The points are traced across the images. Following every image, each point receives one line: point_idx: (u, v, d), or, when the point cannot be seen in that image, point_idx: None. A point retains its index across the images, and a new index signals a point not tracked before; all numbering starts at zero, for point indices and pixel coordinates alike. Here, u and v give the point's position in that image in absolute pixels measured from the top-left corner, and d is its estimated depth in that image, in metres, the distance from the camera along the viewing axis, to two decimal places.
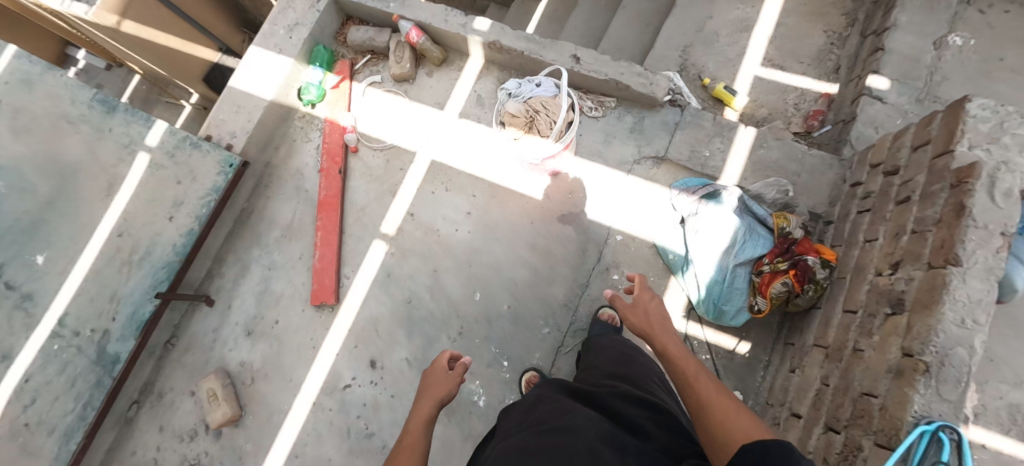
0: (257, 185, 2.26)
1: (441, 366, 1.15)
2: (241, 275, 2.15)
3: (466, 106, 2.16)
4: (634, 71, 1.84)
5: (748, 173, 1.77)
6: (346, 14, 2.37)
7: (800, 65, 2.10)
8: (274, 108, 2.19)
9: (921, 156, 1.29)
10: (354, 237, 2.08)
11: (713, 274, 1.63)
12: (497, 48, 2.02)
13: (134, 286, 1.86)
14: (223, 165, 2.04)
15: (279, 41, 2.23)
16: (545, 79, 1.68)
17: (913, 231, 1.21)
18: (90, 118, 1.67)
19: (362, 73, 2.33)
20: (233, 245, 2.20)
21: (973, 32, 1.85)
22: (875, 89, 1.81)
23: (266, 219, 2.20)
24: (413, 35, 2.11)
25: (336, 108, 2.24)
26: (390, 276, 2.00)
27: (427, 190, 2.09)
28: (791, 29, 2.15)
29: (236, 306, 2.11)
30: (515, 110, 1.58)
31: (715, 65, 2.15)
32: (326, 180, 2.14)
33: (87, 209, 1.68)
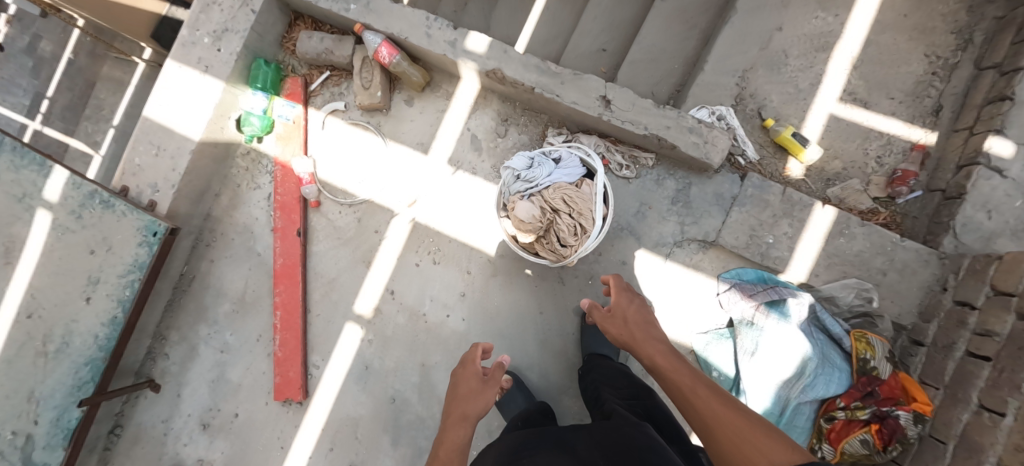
0: (199, 243, 1.82)
1: (475, 367, 1.08)
2: (189, 356, 1.79)
3: (457, 149, 1.68)
4: (683, 126, 1.36)
5: (820, 267, 1.39)
6: (293, 11, 1.77)
7: (888, 102, 1.63)
8: (206, 147, 1.69)
9: None
10: (322, 318, 1.71)
11: (769, 408, 1.30)
12: (498, 77, 1.50)
13: (53, 385, 1.58)
14: (142, 235, 1.59)
15: (203, 54, 1.67)
16: (568, 154, 1.25)
17: None
18: None
19: (320, 94, 1.79)
20: (177, 319, 1.81)
21: None
22: (995, 157, 1.35)
23: (213, 287, 1.79)
24: (381, 53, 1.56)
25: (290, 146, 1.74)
26: (368, 369, 1.66)
27: (410, 260, 1.67)
28: (883, 50, 1.64)
29: (187, 393, 1.77)
30: (527, 215, 1.13)
31: (780, 98, 1.66)
32: (281, 245, 1.70)
33: None
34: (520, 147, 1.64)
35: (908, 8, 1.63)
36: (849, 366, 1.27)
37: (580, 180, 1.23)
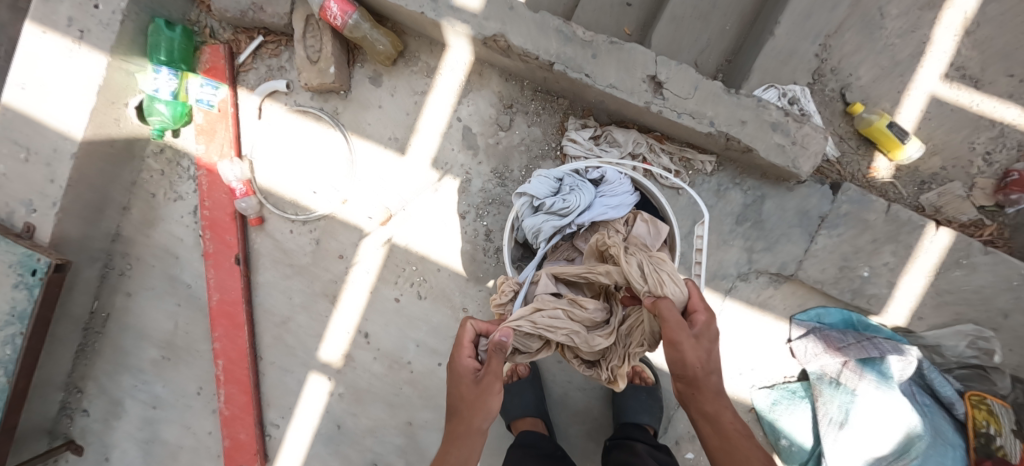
0: (108, 272, 1.39)
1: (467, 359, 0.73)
2: (113, 414, 1.42)
3: (445, 147, 1.25)
4: (764, 121, 0.97)
5: (927, 307, 1.06)
6: None
7: (1009, 79, 1.25)
8: (98, 147, 1.23)
9: None
10: (277, 367, 1.34)
11: None
12: (499, 47, 1.06)
13: None
14: (18, 274, 1.16)
15: (73, 10, 1.16)
16: (617, 175, 0.97)
17: None
18: None
19: (253, 69, 1.31)
20: (92, 367, 1.42)
21: None
22: None
23: (135, 327, 1.40)
24: (330, 11, 1.09)
25: (214, 144, 1.29)
26: (340, 429, 1.32)
27: (387, 293, 1.29)
28: (1010, 8, 1.24)
29: (115, 459, 1.42)
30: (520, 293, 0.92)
31: (869, 75, 1.27)
32: (216, 276, 1.30)
33: None
34: (529, 144, 1.22)
35: None
36: (965, 442, 0.98)
37: (629, 214, 0.95)
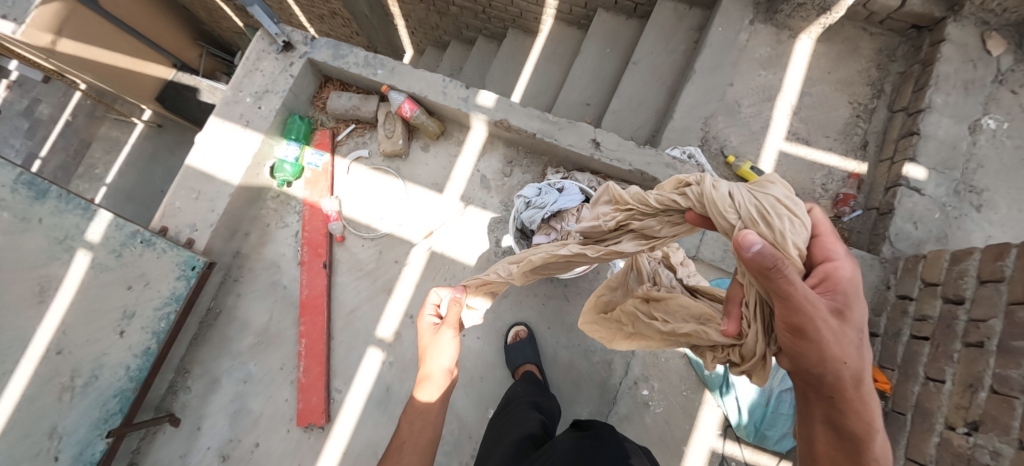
0: (225, 279, 1.94)
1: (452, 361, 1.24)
2: (210, 390, 1.84)
3: (469, 188, 1.93)
4: (662, 162, 1.65)
5: None
6: (324, 75, 2.06)
7: (826, 139, 1.99)
8: (243, 191, 1.89)
9: (992, 295, 1.18)
10: (345, 344, 1.83)
11: (755, 396, 1.48)
12: (505, 126, 1.79)
13: (76, 421, 1.60)
14: (182, 269, 1.73)
15: (245, 110, 1.92)
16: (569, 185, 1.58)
17: (993, 390, 1.10)
18: (8, 206, 1.50)
19: (345, 144, 2.05)
20: (200, 353, 1.88)
21: (1007, 115, 1.77)
22: (912, 180, 1.71)
23: (238, 320, 1.89)
24: (405, 109, 1.84)
25: (317, 189, 1.97)
26: (389, 391, 1.76)
27: (427, 285, 1.85)
28: (816, 100, 2.03)
29: (206, 427, 1.80)
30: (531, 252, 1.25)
31: (738, 139, 2.00)
32: (308, 277, 1.86)
33: (12, 323, 1.50)
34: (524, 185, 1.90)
35: (831, 67, 2.04)
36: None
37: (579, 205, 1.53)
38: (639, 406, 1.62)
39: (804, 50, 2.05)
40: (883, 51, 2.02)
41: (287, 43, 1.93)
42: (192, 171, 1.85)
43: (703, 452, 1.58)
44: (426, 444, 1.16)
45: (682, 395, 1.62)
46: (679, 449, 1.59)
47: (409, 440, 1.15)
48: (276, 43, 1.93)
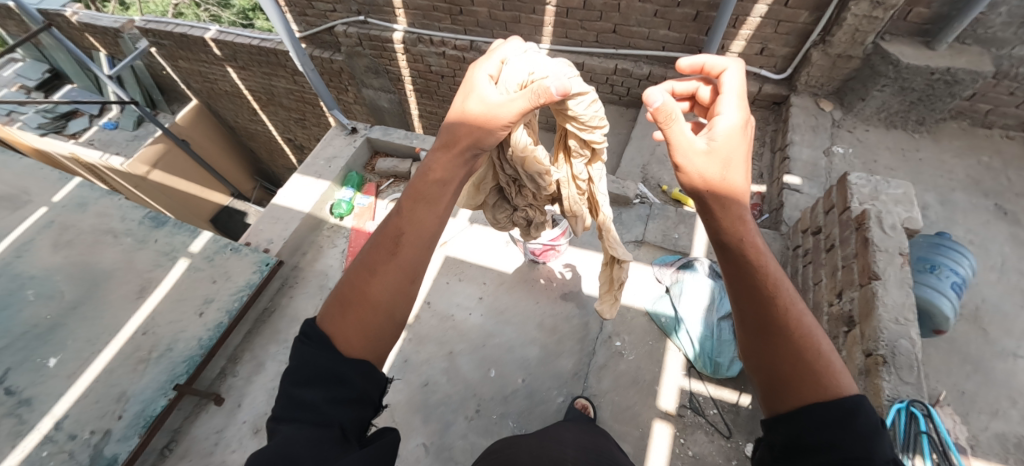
0: (282, 286, 2.49)
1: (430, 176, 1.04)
2: (255, 372, 2.22)
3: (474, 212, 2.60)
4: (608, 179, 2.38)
5: (712, 248, 2.16)
6: (374, 150, 2.98)
7: None
8: (309, 219, 2.58)
9: (832, 216, 1.72)
10: None
11: (702, 329, 1.88)
12: None
13: (146, 383, 2.02)
14: (258, 265, 2.33)
15: (319, 168, 2.74)
16: None
17: (843, 267, 1.55)
18: (139, 234, 2.52)
19: (385, 192, 2.82)
20: (251, 344, 2.32)
21: (848, 144, 2.56)
22: (791, 184, 2.39)
23: (288, 316, 2.39)
24: None
25: (363, 218, 2.66)
26: (406, 362, 2.10)
27: (442, 279, 2.35)
28: None
29: (245, 404, 2.13)
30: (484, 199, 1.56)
31: (670, 176, 2.75)
32: None
33: (111, 310, 2.23)
34: None
35: None
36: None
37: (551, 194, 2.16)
38: (613, 355, 1.97)
39: None
40: (760, 119, 2.95)
41: (353, 129, 2.89)
42: (277, 205, 2.58)
43: (673, 392, 1.83)
44: (404, 277, 0.92)
45: (648, 344, 1.97)
46: (652, 389, 1.85)
47: (385, 263, 0.92)
48: (346, 129, 2.90)
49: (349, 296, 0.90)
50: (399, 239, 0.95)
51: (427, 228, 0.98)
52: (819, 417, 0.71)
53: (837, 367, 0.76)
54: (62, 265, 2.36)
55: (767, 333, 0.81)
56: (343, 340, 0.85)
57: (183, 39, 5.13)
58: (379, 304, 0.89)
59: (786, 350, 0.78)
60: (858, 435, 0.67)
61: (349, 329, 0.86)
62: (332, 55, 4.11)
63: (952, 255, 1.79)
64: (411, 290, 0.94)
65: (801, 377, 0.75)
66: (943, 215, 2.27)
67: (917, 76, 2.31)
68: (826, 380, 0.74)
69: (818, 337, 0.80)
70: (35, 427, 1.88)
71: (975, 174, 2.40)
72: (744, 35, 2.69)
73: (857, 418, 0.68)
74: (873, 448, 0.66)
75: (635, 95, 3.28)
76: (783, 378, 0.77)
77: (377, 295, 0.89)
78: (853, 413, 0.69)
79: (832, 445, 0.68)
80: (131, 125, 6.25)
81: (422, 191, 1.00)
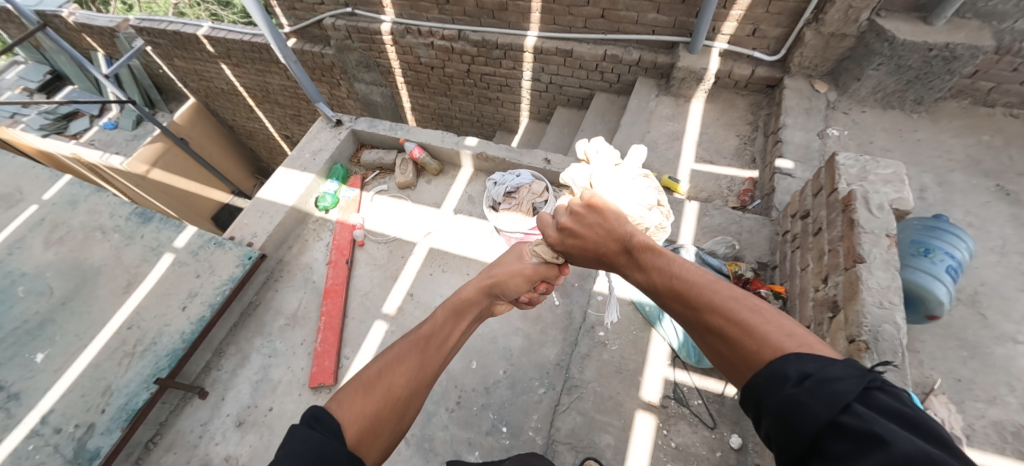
0: (267, 279, 2.48)
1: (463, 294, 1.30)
2: (239, 365, 2.22)
3: (460, 204, 2.56)
4: None
5: (699, 234, 2.10)
6: (360, 142, 2.94)
7: (724, 160, 2.68)
8: (294, 212, 2.56)
9: (820, 199, 1.67)
10: (357, 320, 2.23)
11: None
12: (484, 157, 2.51)
13: (130, 377, 2.03)
14: (241, 258, 2.32)
15: (304, 162, 2.72)
16: (523, 170, 2.17)
17: (830, 250, 1.50)
18: (127, 230, 2.52)
19: (371, 184, 2.79)
20: (236, 337, 2.32)
21: (843, 126, 2.48)
22: (783, 169, 2.32)
23: (273, 309, 2.38)
24: (415, 152, 2.62)
25: (347, 211, 2.62)
26: None
27: (426, 271, 2.33)
28: (712, 135, 2.78)
29: (230, 397, 2.13)
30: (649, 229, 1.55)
31: (659, 164, 2.68)
32: (333, 270, 2.37)
33: (98, 305, 2.23)
34: None
35: (718, 116, 2.85)
36: (728, 278, 1.88)
37: (534, 181, 2.11)
38: (597, 345, 1.92)
39: (696, 108, 2.91)
40: (753, 104, 2.87)
41: (339, 121, 2.85)
42: (261, 199, 2.56)
43: (656, 383, 1.78)
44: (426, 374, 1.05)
45: (632, 333, 1.92)
46: (636, 379, 1.81)
47: (417, 360, 1.04)
48: (331, 122, 2.86)
49: (369, 380, 0.97)
50: (430, 341, 1.09)
51: (450, 339, 1.15)
52: (753, 400, 0.73)
53: (762, 330, 0.76)
54: (53, 262, 2.36)
55: (701, 331, 0.87)
56: (353, 439, 0.87)
57: (177, 37, 5.13)
58: (400, 396, 0.97)
59: (717, 339, 0.82)
60: (776, 407, 0.66)
61: (371, 412, 0.91)
62: (322, 49, 4.07)
63: (947, 238, 1.73)
64: (419, 394, 1.01)
65: (736, 362, 0.79)
66: (940, 197, 2.18)
67: (913, 53, 2.22)
68: (754, 360, 0.75)
69: (746, 313, 0.80)
70: (22, 422, 1.89)
71: (975, 154, 2.31)
72: (735, 16, 2.60)
73: (767, 389, 0.68)
74: (795, 419, 0.64)
75: (626, 82, 3.21)
76: (726, 365, 0.80)
77: (397, 384, 0.98)
78: (763, 393, 0.70)
79: (776, 406, 0.67)
80: (130, 124, 6.26)
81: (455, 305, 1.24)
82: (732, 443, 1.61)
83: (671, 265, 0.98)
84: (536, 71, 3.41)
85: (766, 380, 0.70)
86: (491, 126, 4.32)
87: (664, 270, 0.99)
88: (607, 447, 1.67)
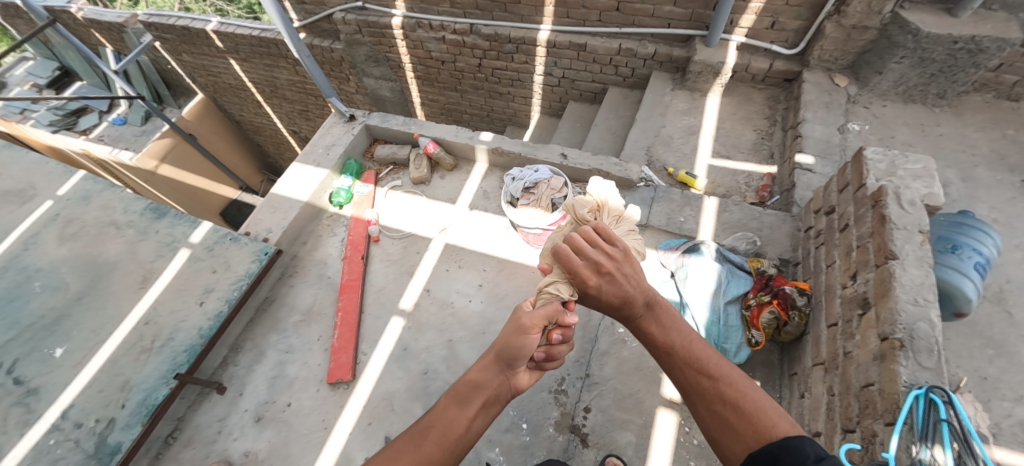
0: (282, 275, 2.48)
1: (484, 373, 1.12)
2: (256, 361, 2.23)
3: (474, 199, 2.54)
4: (610, 162, 2.30)
5: (719, 231, 2.08)
6: (373, 137, 2.93)
7: (741, 154, 2.64)
8: (308, 208, 2.56)
9: (846, 195, 1.64)
10: (373, 316, 2.23)
11: (708, 314, 1.80)
12: (499, 152, 2.50)
13: (148, 372, 2.04)
14: (258, 254, 2.32)
15: (318, 157, 2.71)
16: (541, 166, 2.15)
17: (858, 247, 1.47)
18: (141, 225, 2.52)
19: (384, 179, 2.78)
20: (252, 333, 2.33)
21: (864, 121, 2.44)
22: (803, 164, 2.29)
23: (288, 305, 2.38)
24: (429, 147, 2.61)
25: (361, 206, 2.62)
26: (406, 350, 2.10)
27: (441, 267, 2.32)
28: (728, 130, 2.74)
29: (247, 392, 2.14)
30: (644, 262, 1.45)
31: (675, 159, 2.66)
32: (348, 266, 2.36)
33: (115, 300, 2.24)
34: None
35: (735, 110, 2.81)
36: (750, 275, 1.87)
37: (552, 177, 2.10)
38: (616, 342, 1.92)
39: (712, 102, 2.87)
40: (770, 98, 2.82)
41: (352, 116, 2.84)
42: (276, 194, 2.56)
43: None
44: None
45: None
46: (657, 376, 1.80)
47: (412, 455, 1.02)
48: (344, 117, 2.85)
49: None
50: (429, 434, 1.06)
51: (460, 431, 1.06)
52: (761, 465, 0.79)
53: (769, 412, 0.87)
54: (69, 257, 2.37)
55: (710, 402, 0.95)
56: None
57: (185, 32, 5.12)
58: None
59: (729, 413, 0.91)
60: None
61: None
62: (331, 43, 4.05)
63: (975, 234, 1.69)
64: None
65: (743, 432, 0.87)
66: (964, 193, 2.14)
67: (938, 46, 2.16)
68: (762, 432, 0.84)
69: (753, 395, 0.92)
70: (43, 416, 1.91)
71: (999, 148, 2.26)
72: (754, 8, 2.55)
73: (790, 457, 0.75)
74: None
75: (640, 76, 3.17)
76: (732, 434, 0.88)
77: None
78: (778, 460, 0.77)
79: None
80: (139, 120, 6.29)
81: (460, 392, 1.12)
82: None
83: (688, 333, 1.09)
84: (549, 65, 3.37)
85: (786, 452, 0.77)
86: (501, 121, 4.30)
87: (680, 334, 1.09)
88: (628, 445, 1.67)
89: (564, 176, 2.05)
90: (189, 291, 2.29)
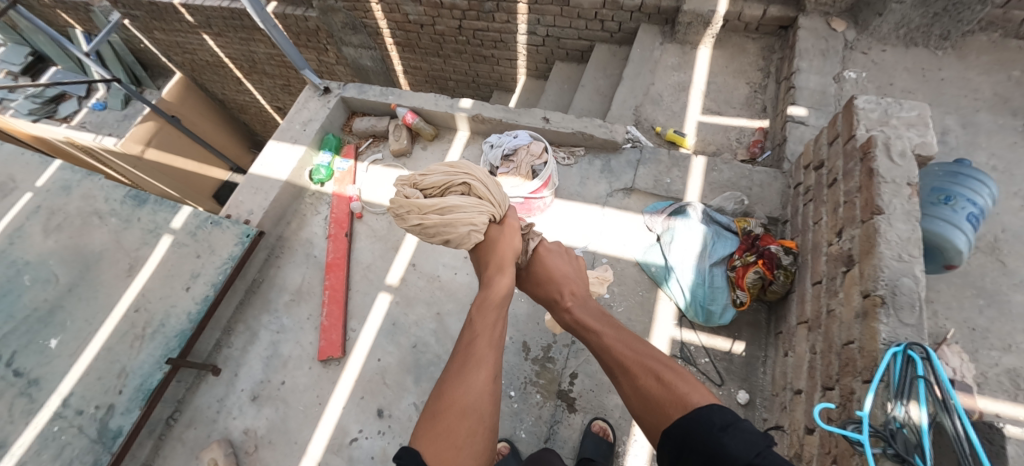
0: (269, 256, 2.47)
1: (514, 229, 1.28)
2: (249, 342, 2.26)
3: None
4: (595, 123, 2.20)
5: (707, 191, 2.03)
6: (351, 110, 2.83)
7: (733, 110, 2.53)
8: (288, 187, 2.50)
9: (837, 148, 1.56)
10: (361, 293, 2.23)
11: (694, 277, 1.78)
12: (480, 119, 2.39)
13: (143, 358, 2.06)
14: (240, 237, 2.29)
15: (296, 134, 2.62)
16: (521, 131, 2.10)
17: (846, 203, 1.42)
18: (121, 212, 2.37)
19: (365, 153, 2.72)
20: (244, 315, 2.35)
21: (862, 68, 2.31)
22: (796, 116, 2.19)
23: (277, 286, 2.38)
24: (408, 117, 2.50)
25: (341, 183, 2.56)
26: (396, 325, 2.12)
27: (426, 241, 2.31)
28: (720, 84, 2.61)
29: (243, 372, 2.18)
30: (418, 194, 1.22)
31: (664, 117, 2.56)
32: (333, 244, 2.34)
33: (105, 289, 2.16)
34: None
35: (727, 63, 2.66)
36: (737, 236, 1.85)
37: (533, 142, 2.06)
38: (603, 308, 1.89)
39: (703, 55, 2.72)
40: (764, 48, 2.66)
41: (326, 88, 2.72)
42: (254, 175, 2.49)
43: (664, 343, 1.77)
44: (488, 373, 0.91)
45: (639, 294, 1.89)
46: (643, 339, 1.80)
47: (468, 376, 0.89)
48: (318, 90, 2.73)
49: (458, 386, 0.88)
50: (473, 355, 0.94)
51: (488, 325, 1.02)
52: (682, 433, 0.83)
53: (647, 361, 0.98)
54: (56, 249, 2.17)
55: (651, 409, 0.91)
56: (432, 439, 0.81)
57: (153, 7, 4.85)
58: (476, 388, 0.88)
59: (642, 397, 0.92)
60: (698, 445, 0.78)
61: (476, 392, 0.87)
62: (305, 12, 3.83)
63: (969, 183, 1.62)
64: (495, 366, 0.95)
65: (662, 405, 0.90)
66: (963, 140, 2.05)
67: None
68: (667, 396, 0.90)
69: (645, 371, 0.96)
70: (46, 404, 1.89)
71: (1002, 91, 2.14)
72: None
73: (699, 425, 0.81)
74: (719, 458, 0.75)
75: (628, 31, 3.00)
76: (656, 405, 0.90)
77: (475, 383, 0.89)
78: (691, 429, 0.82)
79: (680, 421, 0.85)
80: (120, 104, 6.11)
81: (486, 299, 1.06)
82: (739, 399, 1.64)
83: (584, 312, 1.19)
84: (532, 24, 3.18)
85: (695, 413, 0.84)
86: (486, 86, 4.14)
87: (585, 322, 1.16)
88: (615, 407, 1.71)
89: (543, 141, 1.99)
90: (177, 278, 2.28)
